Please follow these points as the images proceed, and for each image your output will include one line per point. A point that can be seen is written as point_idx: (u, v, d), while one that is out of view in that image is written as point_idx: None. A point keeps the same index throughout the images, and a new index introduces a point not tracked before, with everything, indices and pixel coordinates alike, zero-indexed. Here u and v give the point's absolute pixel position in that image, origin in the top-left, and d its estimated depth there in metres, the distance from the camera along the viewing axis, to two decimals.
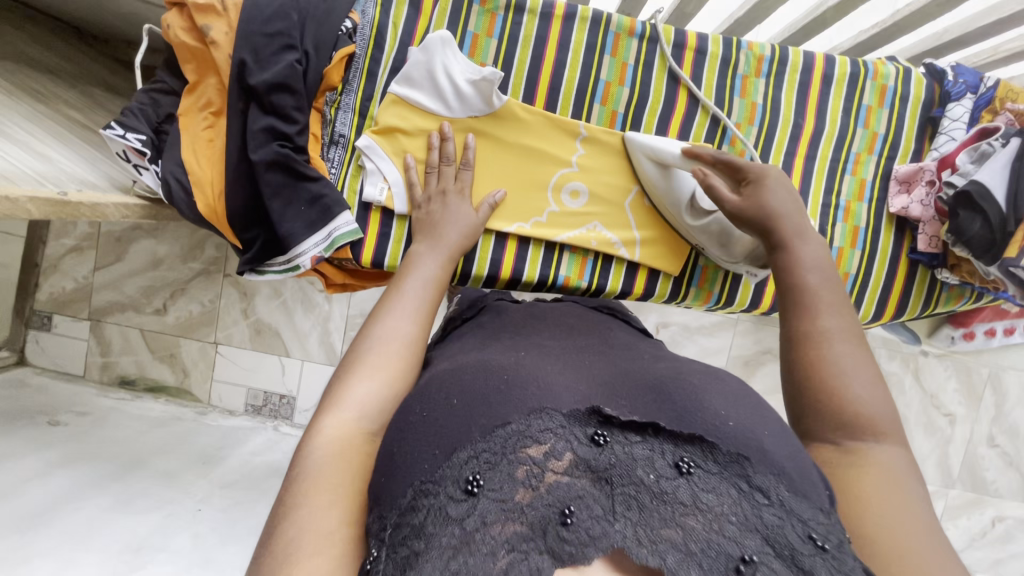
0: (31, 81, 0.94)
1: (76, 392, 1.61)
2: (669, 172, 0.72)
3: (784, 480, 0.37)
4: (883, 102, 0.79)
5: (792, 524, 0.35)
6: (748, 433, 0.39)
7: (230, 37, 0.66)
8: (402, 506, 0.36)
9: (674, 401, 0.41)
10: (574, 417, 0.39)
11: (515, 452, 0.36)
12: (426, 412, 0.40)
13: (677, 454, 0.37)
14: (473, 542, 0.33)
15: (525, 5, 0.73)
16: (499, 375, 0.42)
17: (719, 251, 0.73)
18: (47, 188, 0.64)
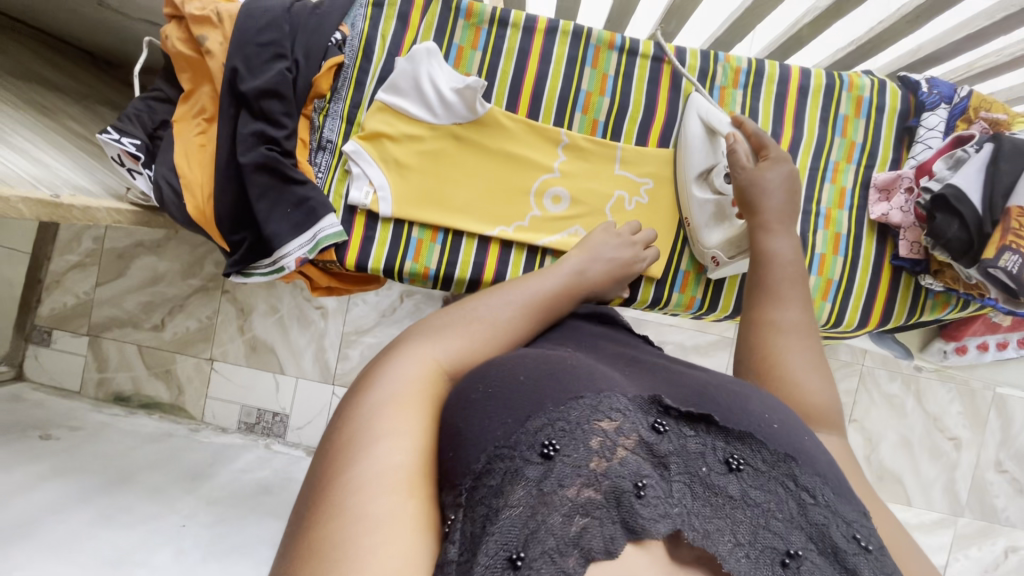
0: (40, 96, 0.99)
1: (71, 406, 1.61)
2: (713, 139, 0.74)
3: (827, 483, 0.40)
4: (860, 112, 0.81)
5: (835, 523, 0.38)
6: (791, 438, 0.40)
7: (225, 47, 0.69)
8: (476, 471, 0.34)
9: (719, 400, 0.41)
10: (639, 404, 0.38)
11: (588, 425, 0.35)
12: (492, 390, 0.37)
13: (727, 451, 0.39)
14: (550, 503, 0.33)
15: (508, 19, 0.76)
16: (560, 363, 0.40)
17: (699, 228, 0.75)
18: (40, 189, 0.66)
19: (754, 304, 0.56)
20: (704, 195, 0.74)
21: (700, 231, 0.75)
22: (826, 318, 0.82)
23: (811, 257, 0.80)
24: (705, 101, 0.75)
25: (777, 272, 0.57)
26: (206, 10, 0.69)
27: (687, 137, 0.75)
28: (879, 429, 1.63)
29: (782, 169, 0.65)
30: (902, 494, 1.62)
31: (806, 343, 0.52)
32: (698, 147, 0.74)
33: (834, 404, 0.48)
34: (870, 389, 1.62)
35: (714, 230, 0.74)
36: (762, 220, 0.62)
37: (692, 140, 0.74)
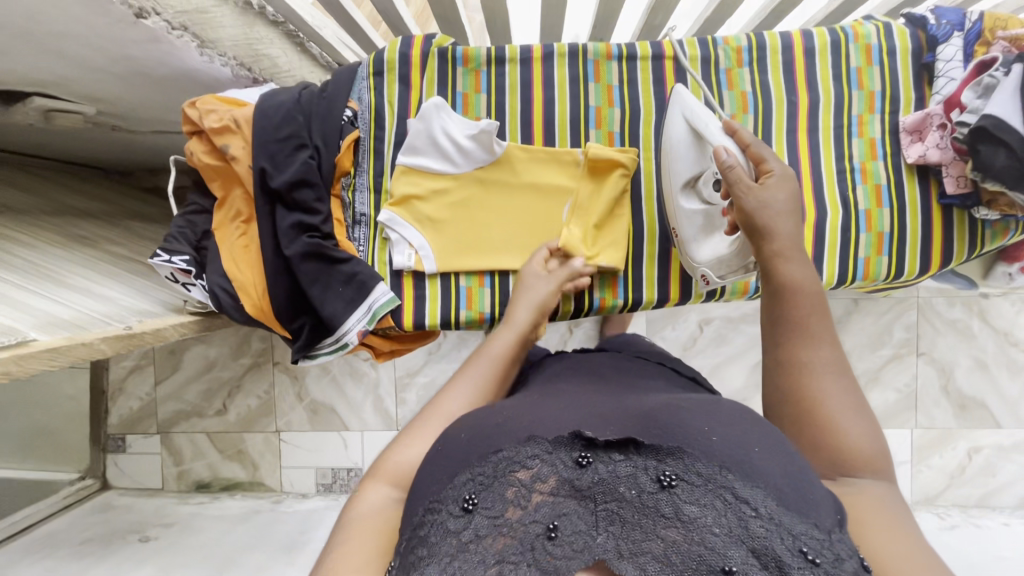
0: (77, 228, 1.03)
1: (160, 504, 1.69)
2: (701, 143, 0.70)
3: (774, 495, 0.38)
4: (872, 59, 0.79)
5: (779, 536, 0.36)
6: (732, 449, 0.40)
7: (248, 149, 0.72)
8: (415, 522, 0.41)
9: (658, 421, 0.44)
10: (559, 441, 0.42)
11: (505, 475, 0.40)
12: (440, 447, 0.46)
13: (659, 470, 0.39)
14: (466, 551, 0.37)
15: (504, 56, 0.78)
16: (497, 419, 0.46)
17: (689, 241, 0.73)
18: (113, 325, 0.69)
19: (780, 343, 0.55)
20: (692, 205, 0.72)
21: (689, 243, 0.73)
22: (885, 273, 0.80)
23: (857, 216, 0.79)
24: (691, 98, 0.72)
25: (801, 302, 0.55)
26: (222, 120, 0.71)
27: (673, 135, 0.72)
28: (949, 357, 1.59)
29: (780, 188, 0.61)
30: (988, 417, 1.59)
31: (842, 384, 0.51)
32: (686, 154, 0.71)
33: (872, 446, 0.48)
34: (931, 318, 1.58)
35: (704, 243, 0.73)
36: (776, 247, 0.59)
37: (678, 143, 0.72)
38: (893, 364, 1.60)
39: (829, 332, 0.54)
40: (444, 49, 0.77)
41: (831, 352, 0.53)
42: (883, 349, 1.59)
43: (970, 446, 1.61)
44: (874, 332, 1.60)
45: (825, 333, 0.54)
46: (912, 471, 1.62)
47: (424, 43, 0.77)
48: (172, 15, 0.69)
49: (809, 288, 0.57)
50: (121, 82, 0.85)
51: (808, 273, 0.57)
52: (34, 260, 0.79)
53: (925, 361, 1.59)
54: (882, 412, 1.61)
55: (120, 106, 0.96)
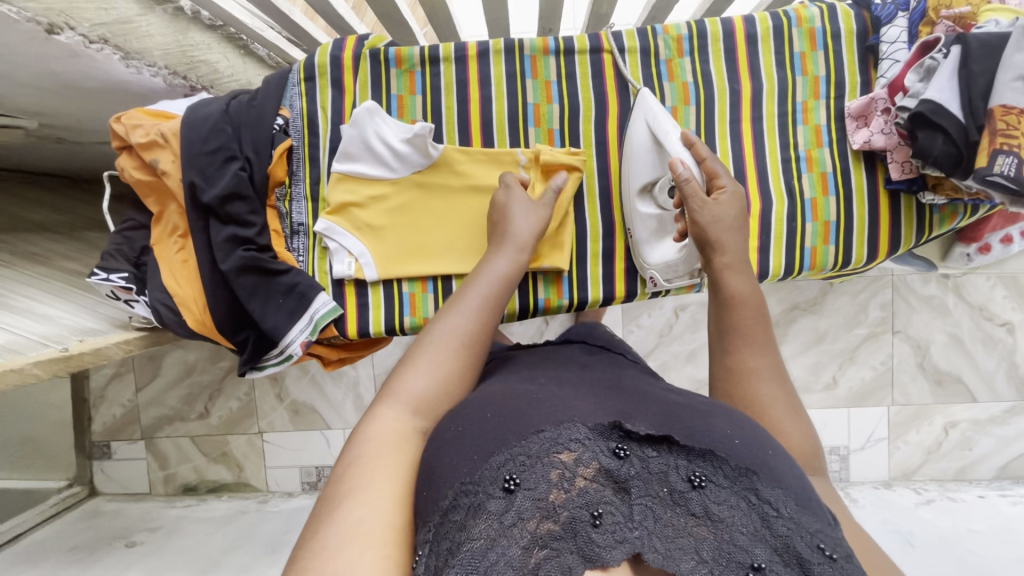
0: (31, 244, 1.03)
1: (147, 509, 1.71)
2: (659, 150, 0.70)
3: (791, 495, 0.41)
4: (816, 44, 0.77)
5: (800, 535, 0.38)
6: (754, 453, 0.42)
7: (178, 164, 0.70)
8: (443, 507, 0.39)
9: (682, 421, 0.45)
10: (598, 431, 0.44)
11: (548, 457, 0.41)
12: (462, 426, 0.45)
13: (690, 468, 0.42)
14: (510, 534, 0.36)
15: (438, 55, 0.76)
16: (521, 400, 0.47)
17: (642, 243, 0.74)
18: (49, 347, 0.69)
19: (728, 350, 0.55)
20: (648, 209, 0.73)
21: (642, 245, 0.74)
22: (831, 263, 0.79)
23: (803, 205, 0.78)
24: (653, 102, 0.71)
25: (742, 314, 0.56)
26: (149, 135, 0.70)
27: (634, 144, 0.72)
28: (925, 334, 1.59)
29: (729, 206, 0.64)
30: (964, 392, 1.60)
31: (784, 388, 0.52)
32: (644, 159, 0.71)
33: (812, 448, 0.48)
34: (906, 296, 1.58)
35: (655, 246, 0.74)
36: (726, 260, 0.61)
37: (637, 146, 0.71)
38: (869, 343, 1.60)
39: (771, 339, 0.55)
40: (377, 50, 0.76)
41: (772, 357, 0.54)
42: (858, 329, 1.59)
43: (946, 422, 1.62)
44: (850, 312, 1.59)
45: (766, 341, 0.55)
46: (890, 448, 1.63)
47: (356, 45, 0.75)
48: (88, 28, 0.68)
49: (753, 299, 0.57)
50: (54, 96, 0.83)
51: (753, 286, 0.58)
52: None
53: (901, 339, 1.59)
54: (859, 390, 1.61)
55: (62, 119, 0.94)
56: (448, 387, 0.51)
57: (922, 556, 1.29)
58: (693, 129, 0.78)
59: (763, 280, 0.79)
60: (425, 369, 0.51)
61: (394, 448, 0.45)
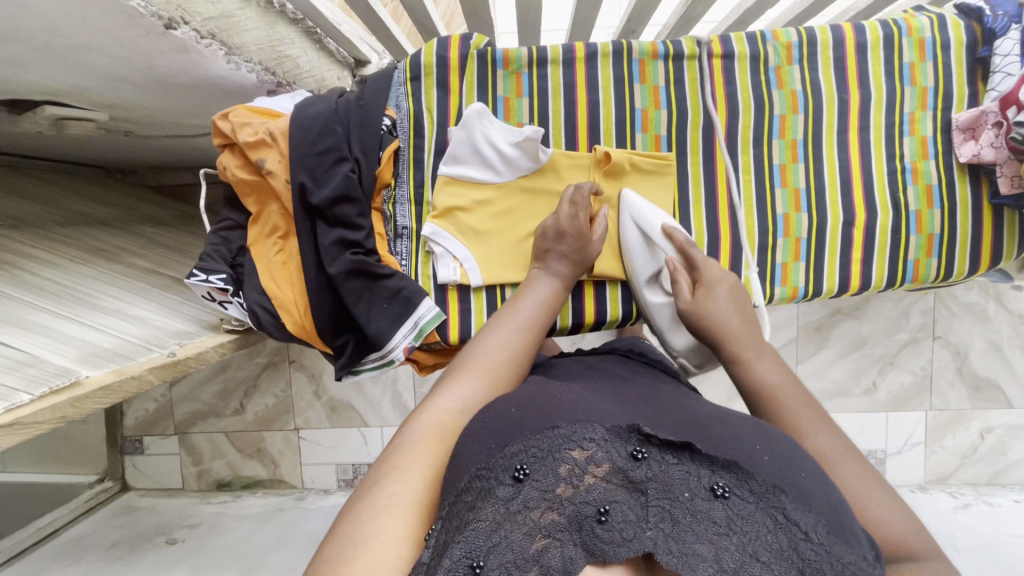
0: (94, 239, 1.00)
1: (182, 505, 1.69)
2: (651, 244, 0.73)
3: (821, 522, 0.38)
4: (925, 54, 0.76)
5: (828, 561, 0.36)
6: (784, 472, 0.41)
7: (285, 163, 0.69)
8: (459, 487, 0.39)
9: (710, 437, 0.44)
10: (616, 432, 0.43)
11: (560, 452, 0.40)
12: (486, 419, 0.44)
13: (713, 479, 0.40)
14: (514, 520, 0.36)
15: (547, 57, 0.75)
16: (545, 397, 0.47)
17: (663, 331, 0.74)
18: (157, 353, 0.67)
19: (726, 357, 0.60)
20: (659, 299, 0.74)
21: (662, 333, 0.75)
22: (933, 276, 0.79)
23: (907, 217, 0.77)
24: (636, 199, 0.73)
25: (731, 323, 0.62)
26: (258, 133, 0.68)
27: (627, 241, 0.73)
28: (965, 340, 1.60)
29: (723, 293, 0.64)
30: (1002, 399, 1.61)
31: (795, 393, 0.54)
32: (641, 256, 0.73)
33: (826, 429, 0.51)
34: (947, 302, 1.59)
35: (676, 333, 0.74)
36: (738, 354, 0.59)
37: (632, 245, 0.73)
38: (910, 348, 1.60)
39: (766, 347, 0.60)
40: (483, 51, 0.74)
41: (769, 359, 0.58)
42: (900, 334, 1.59)
43: (982, 427, 1.63)
44: (892, 317, 1.60)
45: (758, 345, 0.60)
46: (926, 452, 1.64)
47: (461, 45, 0.74)
48: (200, 23, 0.65)
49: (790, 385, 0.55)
50: (138, 90, 0.80)
51: (779, 372, 0.56)
52: (61, 281, 0.76)
53: (941, 345, 1.60)
54: (898, 395, 1.62)
55: (134, 112, 0.91)
56: (490, 393, 0.52)
57: (970, 563, 1.30)
58: (799, 137, 0.77)
59: (864, 291, 0.79)
60: (475, 377, 0.52)
61: (437, 439, 0.47)
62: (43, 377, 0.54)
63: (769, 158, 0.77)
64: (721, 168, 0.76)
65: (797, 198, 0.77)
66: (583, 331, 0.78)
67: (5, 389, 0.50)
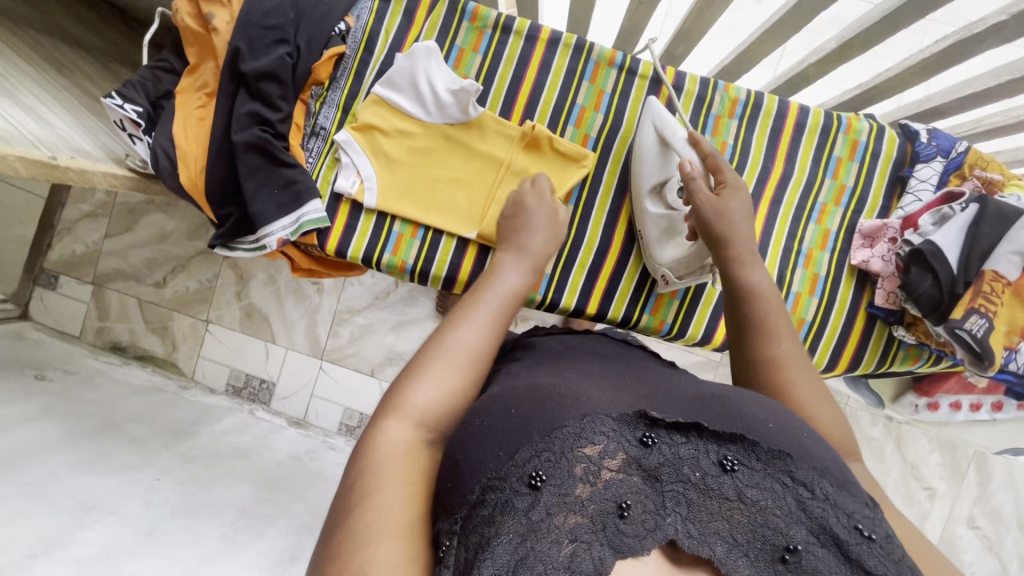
0: (58, 51, 1.01)
1: (68, 351, 1.67)
2: (665, 151, 0.70)
3: (827, 476, 0.41)
4: (854, 155, 0.80)
5: (834, 515, 0.39)
6: (787, 437, 0.43)
7: (231, 27, 0.71)
8: (471, 501, 0.38)
9: (713, 409, 0.45)
10: (625, 420, 0.42)
11: (574, 451, 0.39)
12: (485, 422, 0.42)
13: (721, 453, 0.41)
14: (539, 531, 0.35)
15: (512, 27, 0.77)
16: (550, 390, 0.44)
17: (652, 244, 0.74)
18: (39, 150, 0.68)
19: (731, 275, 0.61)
20: (657, 210, 0.72)
21: (652, 246, 0.74)
22: None
23: (786, 295, 0.80)
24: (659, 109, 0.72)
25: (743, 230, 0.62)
26: None
27: (643, 147, 0.73)
28: None
29: (738, 199, 0.64)
30: None
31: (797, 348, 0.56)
32: (652, 162, 0.72)
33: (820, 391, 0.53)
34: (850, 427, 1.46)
35: (666, 245, 0.72)
36: (735, 252, 0.61)
37: (647, 150, 0.72)
38: None
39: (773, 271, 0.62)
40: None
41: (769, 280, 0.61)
42: None
43: None
44: None
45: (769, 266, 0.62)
46: None
47: None
48: None
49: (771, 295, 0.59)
50: None
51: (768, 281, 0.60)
52: None
53: None
54: None
55: None
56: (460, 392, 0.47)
57: None
58: None
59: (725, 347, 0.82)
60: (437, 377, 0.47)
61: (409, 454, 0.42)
62: None
63: None
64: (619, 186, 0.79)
65: None
66: (454, 289, 0.81)
67: None
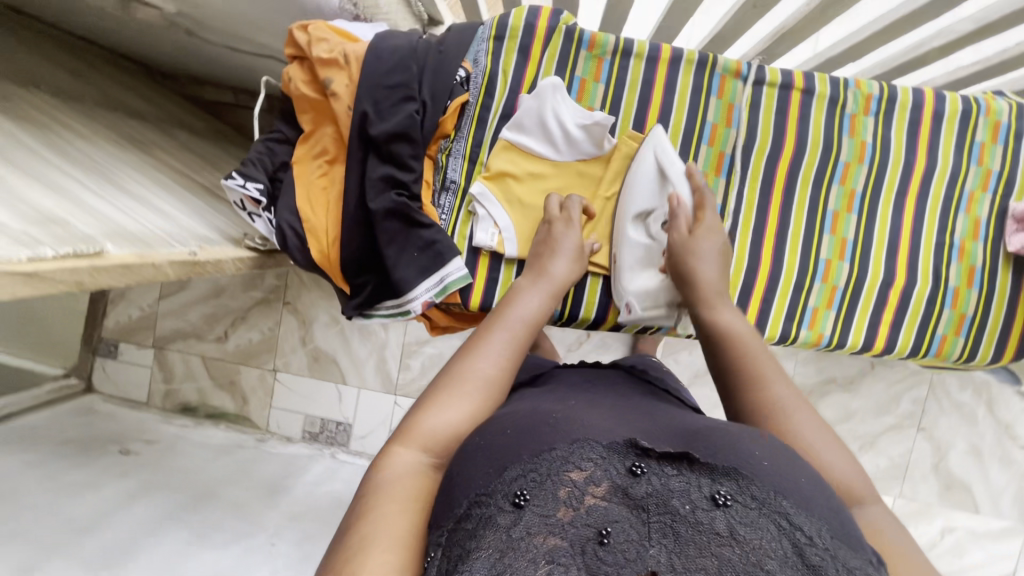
0: (129, 127, 0.98)
1: (142, 419, 1.66)
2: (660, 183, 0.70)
3: (826, 528, 0.36)
4: (997, 138, 0.77)
5: (835, 567, 0.34)
6: (784, 477, 0.38)
7: (351, 89, 0.67)
8: (457, 514, 0.37)
9: (710, 437, 0.41)
10: (614, 447, 0.39)
11: (559, 475, 0.37)
12: (483, 438, 0.42)
13: (714, 487, 0.37)
14: (517, 548, 0.34)
15: (632, 49, 0.74)
16: (546, 417, 0.42)
17: (624, 270, 0.71)
18: (179, 248, 0.66)
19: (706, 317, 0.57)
20: (637, 237, 0.71)
21: (622, 273, 0.72)
22: (957, 354, 0.79)
23: (945, 291, 0.77)
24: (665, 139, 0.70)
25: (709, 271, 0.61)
26: (333, 52, 0.67)
27: (637, 173, 0.71)
28: (948, 437, 1.42)
29: (711, 236, 0.64)
30: (971, 503, 1.43)
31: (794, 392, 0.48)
32: (644, 189, 0.70)
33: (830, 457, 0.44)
34: (939, 398, 1.42)
35: (637, 276, 0.71)
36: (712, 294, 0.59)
37: (641, 175, 0.70)
38: (892, 434, 1.43)
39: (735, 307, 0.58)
40: (571, 28, 0.73)
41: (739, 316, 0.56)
42: (888, 417, 1.42)
43: (944, 525, 1.44)
44: (882, 398, 1.43)
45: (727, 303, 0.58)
46: None
47: (551, 18, 0.73)
48: None
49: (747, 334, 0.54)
50: None
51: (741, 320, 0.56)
52: (94, 157, 0.75)
53: (923, 437, 1.43)
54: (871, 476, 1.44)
55: (204, 13, 0.90)
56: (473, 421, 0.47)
57: None
58: (859, 188, 0.77)
59: (887, 354, 0.79)
60: (450, 402, 0.47)
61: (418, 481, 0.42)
62: (70, 239, 0.52)
63: (824, 201, 0.76)
64: (756, 206, 0.76)
65: (843, 246, 0.77)
66: (601, 328, 0.79)
67: (31, 238, 0.48)
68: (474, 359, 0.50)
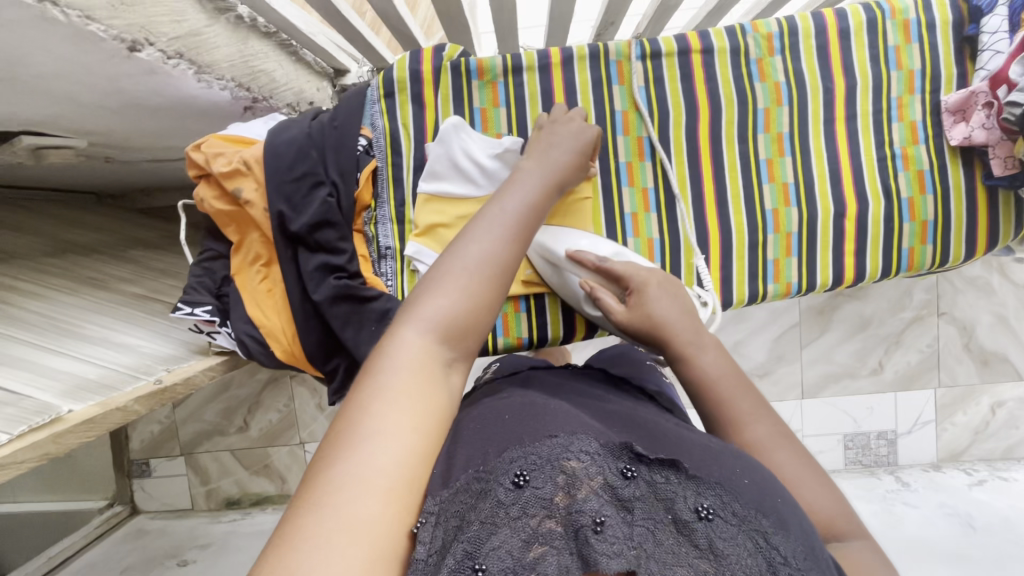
0: (87, 268, 0.98)
1: (192, 526, 1.70)
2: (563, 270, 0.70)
3: (802, 550, 0.37)
4: (910, 37, 0.74)
5: None
6: (762, 495, 0.39)
7: (261, 192, 0.67)
8: (455, 487, 0.38)
9: (693, 454, 0.42)
10: (608, 447, 0.39)
11: (559, 460, 0.37)
12: (475, 428, 0.44)
13: (699, 500, 0.38)
14: (513, 523, 0.34)
15: (521, 64, 0.73)
16: (538, 416, 0.44)
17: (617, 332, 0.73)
18: (143, 380, 0.68)
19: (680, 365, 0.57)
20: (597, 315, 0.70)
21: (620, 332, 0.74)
22: (929, 263, 0.77)
23: (899, 205, 0.75)
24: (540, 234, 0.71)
25: (675, 316, 0.59)
26: (231, 163, 0.66)
27: (550, 274, 0.72)
28: (971, 315, 1.40)
29: (652, 296, 0.61)
30: (1013, 371, 1.42)
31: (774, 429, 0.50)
32: (562, 283, 0.71)
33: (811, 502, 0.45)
34: (950, 279, 1.39)
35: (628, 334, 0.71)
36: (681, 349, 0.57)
37: (551, 277, 0.72)
38: (914, 328, 1.40)
39: (713, 337, 0.58)
40: (457, 62, 0.73)
41: (721, 354, 0.56)
42: (904, 313, 1.40)
43: (992, 401, 1.44)
44: (894, 295, 1.40)
45: (710, 339, 0.58)
46: (937, 430, 1.46)
47: (434, 57, 0.72)
48: (166, 43, 0.59)
49: (725, 378, 0.54)
50: (114, 115, 0.79)
51: (719, 362, 0.55)
52: (44, 311, 0.74)
53: (947, 322, 1.40)
54: (906, 374, 1.43)
55: (113, 137, 0.88)
56: (470, 314, 0.46)
57: (988, 543, 1.25)
58: (785, 130, 0.75)
59: (860, 282, 0.78)
60: (451, 290, 0.46)
61: (419, 377, 0.41)
62: (23, 416, 0.53)
63: (753, 153, 0.75)
64: (689, 183, 0.75)
65: (785, 192, 0.76)
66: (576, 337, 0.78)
67: None
68: (473, 250, 0.49)
